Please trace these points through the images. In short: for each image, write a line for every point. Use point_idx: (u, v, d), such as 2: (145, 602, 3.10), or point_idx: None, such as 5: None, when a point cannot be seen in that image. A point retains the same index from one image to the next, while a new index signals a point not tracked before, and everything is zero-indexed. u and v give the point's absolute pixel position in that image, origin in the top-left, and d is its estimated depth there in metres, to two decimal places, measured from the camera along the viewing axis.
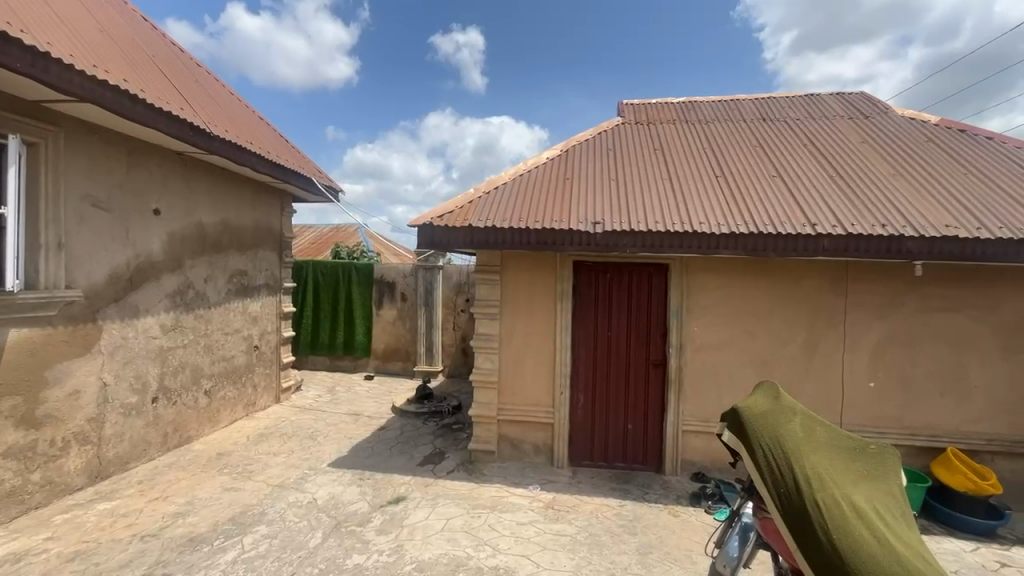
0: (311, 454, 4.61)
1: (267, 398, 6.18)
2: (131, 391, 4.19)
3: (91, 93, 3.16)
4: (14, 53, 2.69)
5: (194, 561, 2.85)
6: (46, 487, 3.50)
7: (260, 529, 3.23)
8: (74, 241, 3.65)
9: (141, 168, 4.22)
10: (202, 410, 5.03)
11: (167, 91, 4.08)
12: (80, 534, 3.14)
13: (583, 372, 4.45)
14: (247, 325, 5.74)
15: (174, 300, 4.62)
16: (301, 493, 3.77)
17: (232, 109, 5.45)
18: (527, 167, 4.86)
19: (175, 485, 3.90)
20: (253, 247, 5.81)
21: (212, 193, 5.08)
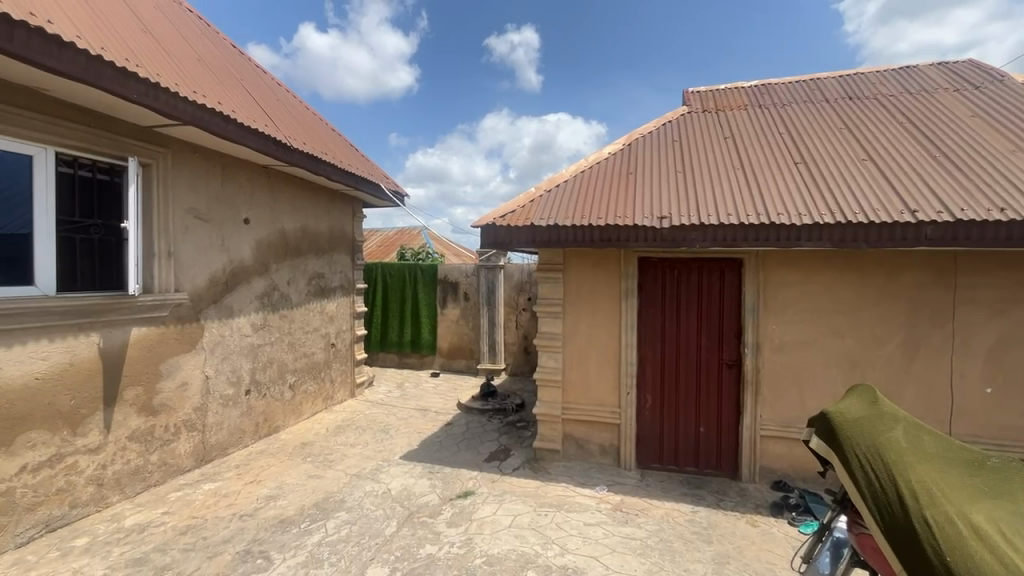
0: (384, 447, 4.84)
1: (343, 392, 6.58)
2: (228, 384, 4.63)
3: (192, 116, 3.53)
4: (131, 85, 3.06)
5: (285, 541, 3.11)
6: (162, 467, 3.97)
7: (341, 515, 3.45)
8: (181, 249, 4.09)
9: (234, 181, 4.65)
10: (288, 403, 5.46)
11: (253, 110, 4.46)
12: (190, 510, 3.53)
13: (650, 372, 4.31)
14: (325, 324, 6.15)
15: (262, 301, 5.05)
16: (376, 483, 3.97)
17: (309, 123, 5.86)
18: (587, 163, 4.79)
19: (266, 470, 4.27)
20: (329, 251, 6.21)
21: (293, 202, 5.50)
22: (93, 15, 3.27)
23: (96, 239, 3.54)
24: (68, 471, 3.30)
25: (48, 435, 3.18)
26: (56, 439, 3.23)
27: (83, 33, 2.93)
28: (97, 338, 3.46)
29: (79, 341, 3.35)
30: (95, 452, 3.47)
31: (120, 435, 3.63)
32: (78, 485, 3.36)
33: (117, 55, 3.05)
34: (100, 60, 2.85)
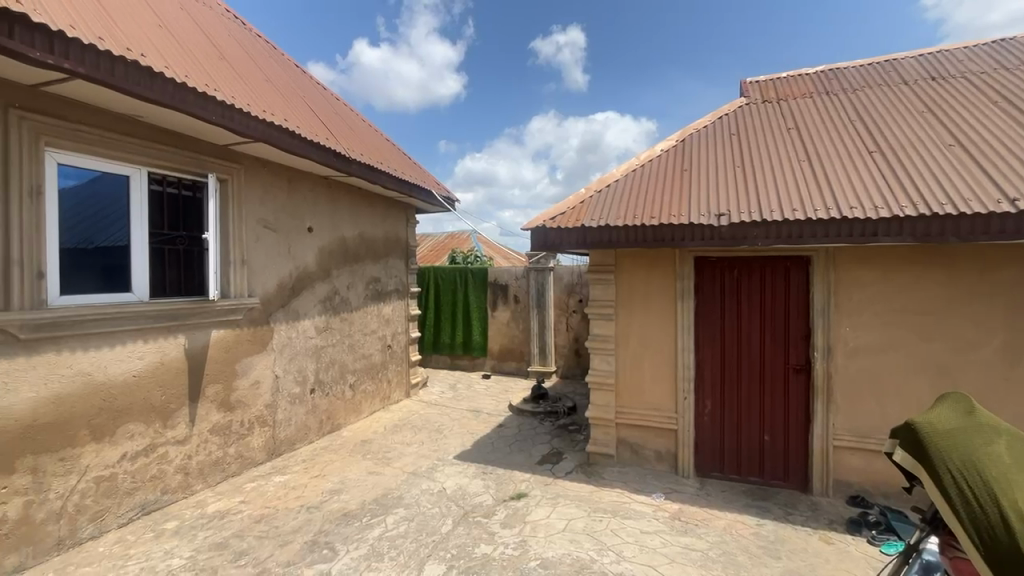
0: (438, 446, 4.96)
1: (399, 392, 6.81)
2: (295, 383, 4.93)
3: (263, 134, 3.81)
4: (211, 108, 3.35)
5: (348, 533, 3.26)
6: (239, 459, 4.29)
7: (399, 511, 3.57)
8: (253, 257, 4.41)
9: (298, 192, 4.95)
10: (349, 401, 5.73)
11: (315, 124, 4.73)
12: (263, 500, 3.78)
13: (709, 376, 4.14)
14: (382, 326, 6.40)
15: (325, 305, 5.33)
16: (431, 481, 4.08)
17: (365, 134, 6.14)
18: (639, 162, 4.69)
19: (330, 466, 4.50)
20: (385, 256, 6.47)
21: (352, 210, 5.77)
22: (179, 46, 3.61)
23: (181, 249, 3.89)
24: (160, 459, 3.64)
25: (144, 426, 3.53)
26: (150, 431, 3.57)
27: (170, 63, 3.24)
28: (183, 340, 3.80)
29: (168, 342, 3.69)
30: (183, 444, 3.81)
31: (203, 429, 3.96)
32: (168, 473, 3.70)
33: (198, 81, 3.35)
34: (184, 87, 3.15)
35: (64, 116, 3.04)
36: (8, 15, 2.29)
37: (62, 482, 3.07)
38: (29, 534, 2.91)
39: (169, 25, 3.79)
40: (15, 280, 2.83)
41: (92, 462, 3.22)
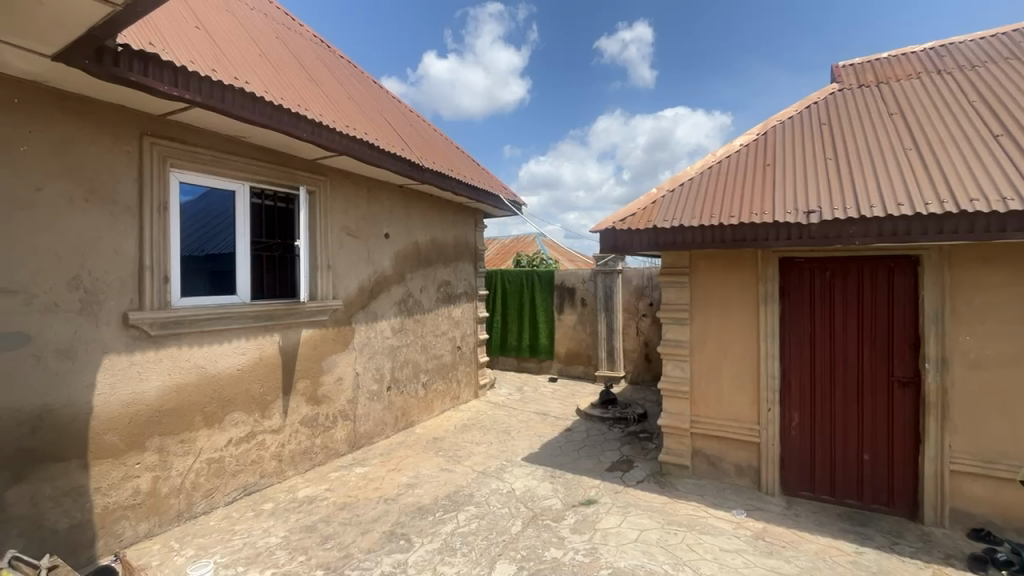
0: (507, 447, 5.02)
1: (468, 392, 6.99)
2: (373, 380, 5.23)
3: (346, 147, 4.10)
4: (303, 126, 3.67)
5: (423, 526, 3.40)
6: (324, 449, 4.62)
7: (470, 508, 3.66)
8: (337, 262, 4.75)
9: (377, 201, 5.26)
10: (422, 399, 5.97)
11: (391, 136, 5.00)
12: (346, 489, 4.04)
13: (797, 386, 3.83)
14: (452, 328, 6.61)
15: (400, 307, 5.61)
16: (500, 481, 4.15)
17: (436, 143, 6.40)
18: (716, 158, 4.45)
19: (405, 460, 4.71)
20: (455, 260, 6.68)
21: (425, 216, 6.03)
22: (275, 72, 3.99)
23: (277, 256, 4.28)
24: (259, 446, 4.02)
25: (245, 415, 3.91)
26: (251, 419, 3.96)
27: (268, 88, 3.59)
28: (278, 338, 4.17)
29: (266, 339, 4.08)
30: (277, 433, 4.18)
31: (294, 420, 4.32)
32: (265, 458, 4.08)
33: (292, 102, 3.68)
34: (281, 108, 3.48)
35: (185, 141, 3.47)
36: (143, 55, 2.66)
37: (181, 461, 3.49)
38: (156, 505, 3.34)
39: (267, 54, 4.21)
40: (147, 284, 3.26)
41: (204, 445, 3.63)
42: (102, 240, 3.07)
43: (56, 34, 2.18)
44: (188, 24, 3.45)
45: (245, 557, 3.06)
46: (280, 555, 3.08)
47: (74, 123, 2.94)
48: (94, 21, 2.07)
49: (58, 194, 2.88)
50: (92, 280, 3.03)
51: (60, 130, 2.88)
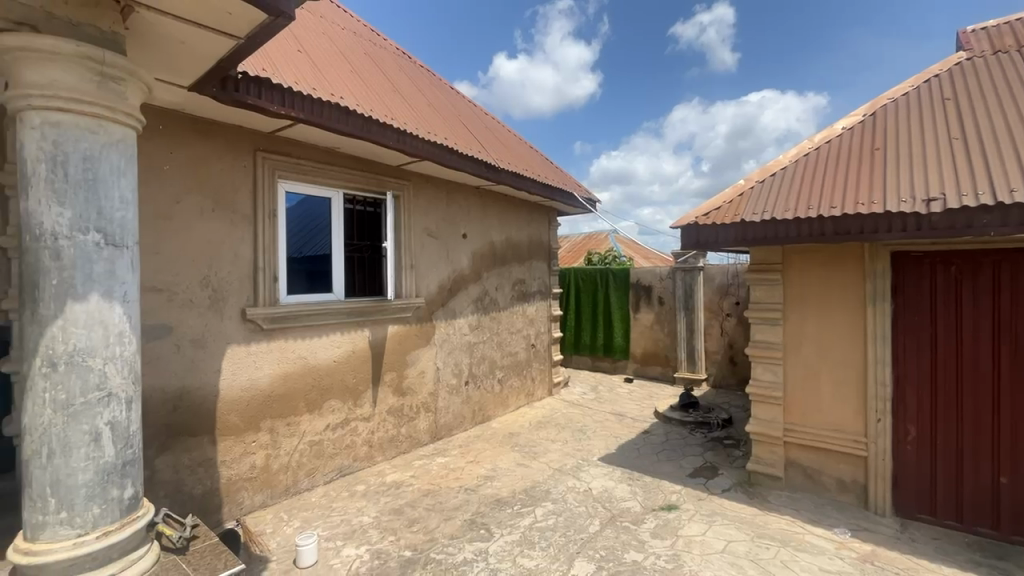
0: (582, 446, 5.00)
1: (543, 390, 7.04)
2: (452, 374, 5.45)
3: (428, 153, 4.31)
4: (389, 135, 3.92)
5: (502, 518, 3.49)
6: (409, 439, 4.91)
7: (547, 504, 3.70)
8: (419, 262, 5.02)
9: (455, 203, 5.48)
10: (497, 395, 6.12)
11: (468, 139, 5.17)
12: (429, 477, 4.26)
13: (914, 396, 3.41)
14: (527, 326, 6.70)
15: (477, 305, 5.80)
16: (577, 480, 4.14)
17: (511, 144, 6.50)
18: (813, 144, 4.09)
19: (483, 453, 4.87)
20: (530, 259, 6.75)
21: (500, 216, 6.17)
22: (364, 86, 4.30)
23: (366, 256, 4.61)
24: (352, 432, 4.37)
25: (340, 403, 4.27)
26: (345, 407, 4.32)
27: (359, 101, 3.87)
28: (368, 333, 4.50)
29: (358, 334, 4.41)
30: (368, 420, 4.51)
31: (382, 409, 4.63)
32: (357, 444, 4.42)
33: (379, 113, 3.94)
34: (370, 119, 3.74)
35: (290, 154, 3.86)
36: (257, 79, 3.00)
37: (288, 442, 3.88)
38: (268, 479, 3.75)
39: (357, 70, 4.54)
40: (260, 283, 3.67)
41: (306, 429, 4.01)
42: (225, 244, 3.51)
43: (191, 67, 2.52)
44: (292, 49, 3.82)
45: (343, 532, 3.35)
46: (372, 533, 3.33)
47: (203, 143, 3.39)
48: (221, 53, 2.38)
49: (191, 205, 3.34)
50: (217, 279, 3.47)
51: (194, 150, 3.34)
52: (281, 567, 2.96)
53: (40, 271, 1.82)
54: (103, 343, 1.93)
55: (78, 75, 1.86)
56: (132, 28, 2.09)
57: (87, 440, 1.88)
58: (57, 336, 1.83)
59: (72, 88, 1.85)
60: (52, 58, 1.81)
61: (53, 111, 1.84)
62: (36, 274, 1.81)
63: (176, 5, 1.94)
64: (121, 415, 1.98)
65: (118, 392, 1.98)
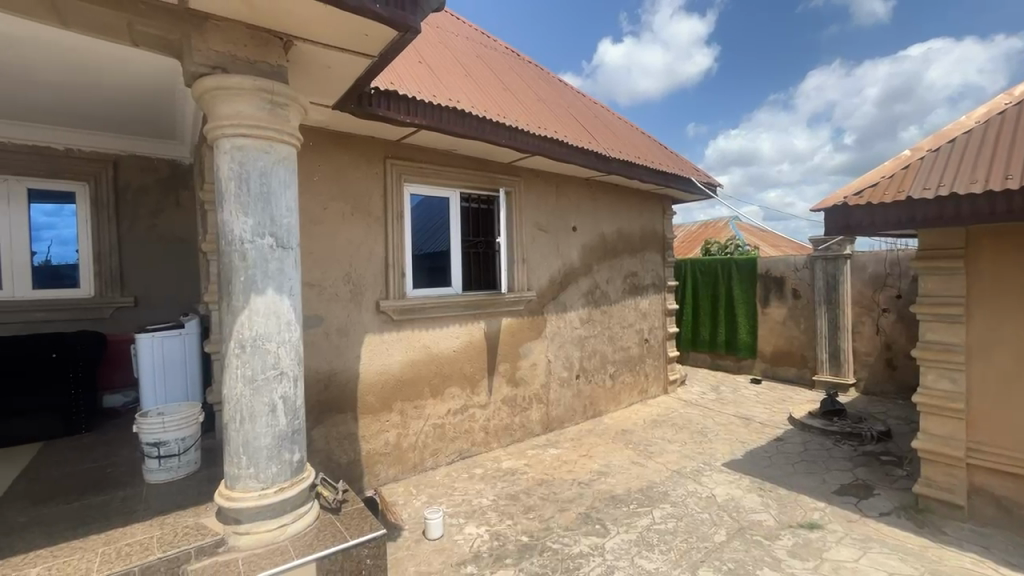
0: (703, 450, 4.68)
1: (657, 387, 6.73)
2: (564, 367, 5.47)
3: (538, 147, 4.34)
4: (502, 132, 4.03)
5: (618, 516, 3.42)
6: (522, 428, 5.06)
7: (666, 507, 3.54)
8: (530, 256, 5.11)
9: (565, 197, 5.47)
10: (609, 390, 6.01)
11: (579, 131, 5.11)
12: (543, 467, 4.35)
13: None
14: (640, 320, 6.45)
15: (588, 298, 5.74)
16: (698, 485, 3.89)
17: (622, 132, 6.27)
18: (1012, 99, 3.28)
19: (596, 448, 4.82)
20: (643, 250, 6.48)
21: (611, 207, 6.02)
22: (478, 88, 4.47)
23: (481, 252, 4.83)
24: (470, 418, 4.63)
25: (460, 390, 4.55)
26: (464, 394, 4.59)
27: (474, 103, 4.04)
28: (484, 325, 4.72)
29: (475, 326, 4.65)
30: (484, 408, 4.74)
31: (497, 398, 4.84)
32: (475, 429, 4.68)
33: (491, 112, 4.07)
34: (485, 119, 3.89)
35: (414, 159, 4.19)
36: (386, 92, 3.30)
37: (415, 423, 4.25)
38: (400, 456, 4.16)
39: (471, 73, 4.74)
40: (391, 278, 4.06)
41: (431, 412, 4.35)
42: (362, 244, 3.93)
43: (335, 88, 2.86)
44: (414, 61, 4.12)
45: (464, 511, 3.57)
46: (491, 515, 3.50)
47: (344, 154, 3.83)
48: (359, 73, 2.65)
49: (335, 210, 3.79)
50: (356, 275, 3.91)
51: (337, 161, 3.79)
52: (413, 536, 3.26)
53: (231, 270, 2.22)
54: (276, 329, 2.29)
55: (256, 105, 2.23)
56: (292, 59, 2.43)
57: (266, 410, 2.26)
58: (245, 323, 2.23)
59: (252, 116, 2.22)
60: (239, 93, 2.19)
61: (239, 137, 2.22)
62: (229, 272, 2.22)
63: (324, 34, 2.21)
64: (289, 390, 2.34)
65: (288, 370, 2.33)
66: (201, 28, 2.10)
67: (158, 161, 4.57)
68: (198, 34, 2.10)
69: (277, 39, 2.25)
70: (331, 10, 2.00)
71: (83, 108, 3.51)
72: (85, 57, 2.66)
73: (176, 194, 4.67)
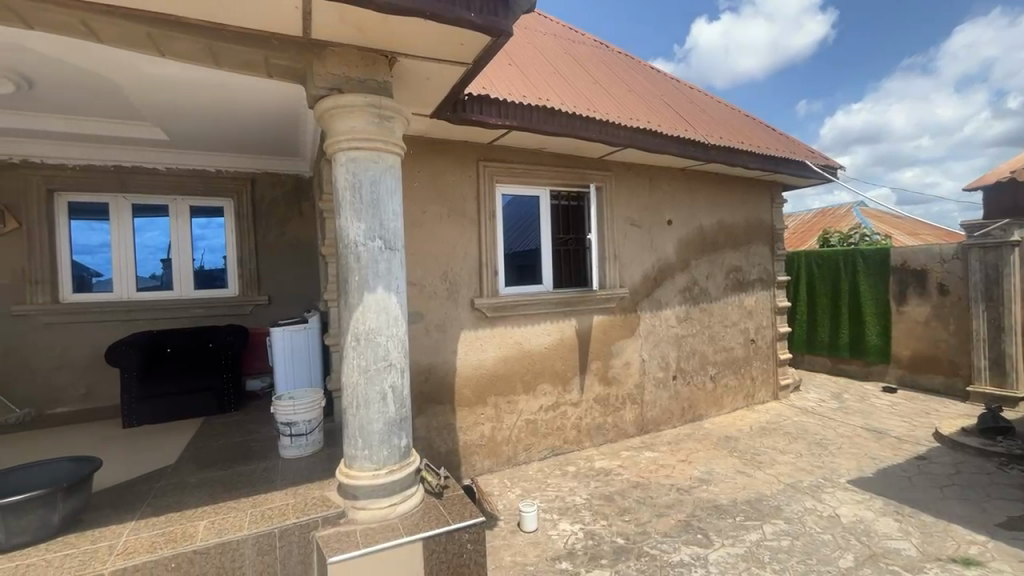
0: (823, 464, 4.20)
1: (766, 393, 6.17)
2: (659, 367, 5.25)
3: (630, 139, 4.21)
4: (592, 127, 3.97)
5: (723, 527, 3.20)
6: (615, 428, 4.95)
7: (778, 522, 3.24)
8: (622, 252, 4.97)
9: (660, 189, 5.23)
10: (710, 393, 5.64)
11: (673, 118, 4.85)
12: (638, 470, 4.22)
13: None
14: (745, 319, 5.96)
15: (685, 295, 5.43)
16: (818, 502, 3.50)
17: (722, 117, 5.83)
18: None
19: (695, 453, 4.56)
20: (747, 243, 5.98)
21: (710, 198, 5.64)
22: (567, 84, 4.45)
23: (572, 249, 4.81)
24: (562, 415, 4.64)
25: (551, 387, 4.58)
26: (556, 392, 4.60)
27: (564, 100, 4.03)
28: (575, 322, 4.69)
29: (566, 324, 4.64)
30: (576, 406, 4.72)
31: (589, 396, 4.78)
32: (567, 427, 4.68)
33: (580, 107, 4.02)
34: (575, 115, 3.86)
35: (504, 160, 4.30)
36: (479, 98, 3.43)
37: (509, 417, 4.36)
38: (494, 449, 4.30)
39: (559, 70, 4.73)
40: (484, 277, 4.21)
41: (523, 408, 4.43)
42: (457, 244, 4.12)
43: (433, 98, 3.03)
44: (504, 64, 4.22)
45: (558, 507, 3.59)
46: (585, 514, 3.48)
47: (440, 160, 4.04)
48: (455, 81, 2.78)
49: (433, 213, 4.02)
50: (452, 274, 4.11)
51: (434, 166, 4.02)
52: (508, 527, 3.36)
53: (348, 270, 2.46)
54: (386, 325, 2.50)
55: (367, 119, 2.45)
56: (396, 74, 2.62)
57: (378, 398, 2.48)
58: (360, 318, 2.45)
59: (363, 130, 2.44)
60: (352, 110, 2.41)
61: (353, 150, 2.45)
62: (346, 273, 2.47)
63: (424, 48, 2.35)
64: (398, 380, 2.54)
65: (396, 362, 2.53)
66: (321, 55, 2.36)
67: (285, 176, 5.21)
68: (319, 61, 2.35)
69: (383, 57, 2.45)
70: (430, 25, 2.13)
71: (228, 135, 4.11)
72: (225, 91, 3.12)
73: (300, 204, 5.28)
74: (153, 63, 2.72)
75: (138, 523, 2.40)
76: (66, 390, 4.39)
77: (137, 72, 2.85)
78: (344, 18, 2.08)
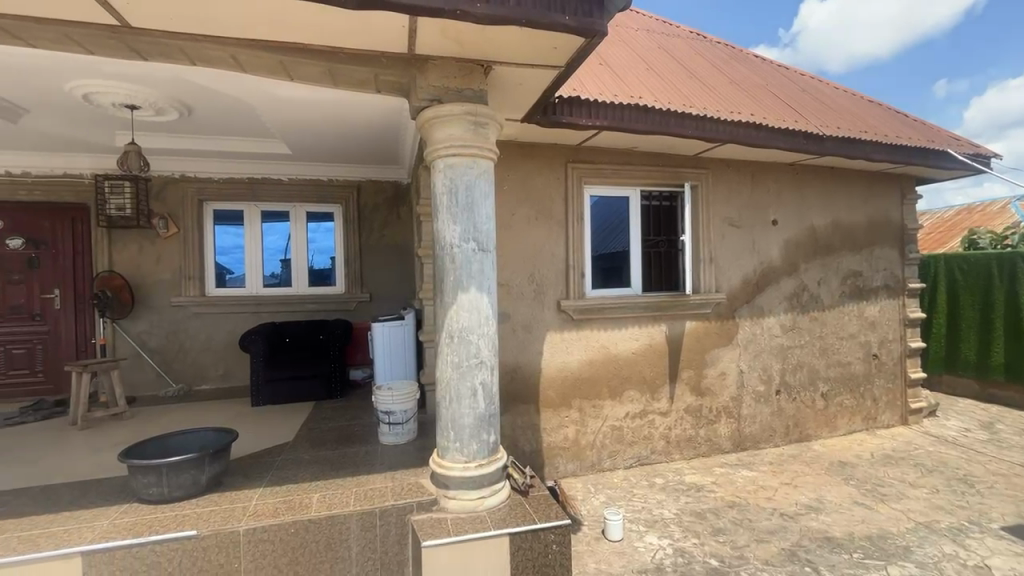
0: (968, 503, 3.58)
1: (891, 416, 5.40)
2: (760, 380, 4.84)
3: (730, 133, 3.93)
4: (688, 122, 3.77)
5: (836, 564, 2.87)
6: (708, 442, 4.65)
7: (907, 566, 2.83)
8: (719, 255, 4.66)
9: (764, 186, 4.83)
10: (821, 412, 5.08)
11: (780, 109, 4.45)
12: (734, 489, 3.92)
13: None
14: (865, 330, 5.28)
15: (792, 302, 4.95)
16: (961, 548, 2.99)
17: (840, 104, 5.22)
18: None
19: (802, 477, 4.13)
20: (870, 245, 5.30)
21: (824, 195, 5.08)
22: (661, 80, 4.27)
23: (663, 251, 4.61)
24: (650, 424, 4.47)
25: (638, 394, 4.42)
26: (643, 399, 4.44)
27: (657, 97, 3.88)
28: (666, 328, 4.49)
29: (655, 329, 4.46)
30: (665, 415, 4.51)
31: (679, 406, 4.55)
32: (655, 437, 4.49)
33: (675, 102, 3.84)
34: (669, 112, 3.70)
35: (593, 160, 4.25)
36: (570, 100, 3.43)
37: (594, 422, 4.29)
38: (578, 452, 4.26)
39: (652, 66, 4.56)
40: (571, 279, 4.20)
41: (609, 413, 4.33)
42: (545, 246, 4.16)
43: (525, 102, 3.09)
44: (594, 64, 4.17)
45: (645, 519, 3.46)
46: (675, 529, 3.31)
47: (530, 162, 4.11)
48: (547, 85, 2.81)
49: (522, 216, 4.09)
50: (539, 276, 4.15)
51: (523, 169, 4.09)
52: (592, 533, 3.30)
53: (444, 271, 2.59)
54: (477, 323, 2.59)
55: (464, 126, 2.56)
56: (491, 81, 2.71)
57: (469, 394, 2.58)
58: (454, 316, 2.57)
59: (460, 136, 2.56)
60: (451, 118, 2.54)
61: (451, 156, 2.59)
62: (442, 273, 2.60)
63: (519, 54, 2.41)
64: (487, 378, 2.62)
65: (486, 360, 2.62)
66: (423, 68, 2.51)
67: (386, 183, 5.62)
68: (421, 74, 2.51)
69: (480, 66, 2.54)
70: (525, 32, 2.18)
71: (339, 147, 4.55)
72: (338, 107, 3.45)
73: (398, 209, 5.66)
74: (283, 87, 3.11)
75: (265, 490, 2.73)
76: (209, 370, 5.15)
77: (269, 95, 3.26)
78: (446, 33, 2.20)
